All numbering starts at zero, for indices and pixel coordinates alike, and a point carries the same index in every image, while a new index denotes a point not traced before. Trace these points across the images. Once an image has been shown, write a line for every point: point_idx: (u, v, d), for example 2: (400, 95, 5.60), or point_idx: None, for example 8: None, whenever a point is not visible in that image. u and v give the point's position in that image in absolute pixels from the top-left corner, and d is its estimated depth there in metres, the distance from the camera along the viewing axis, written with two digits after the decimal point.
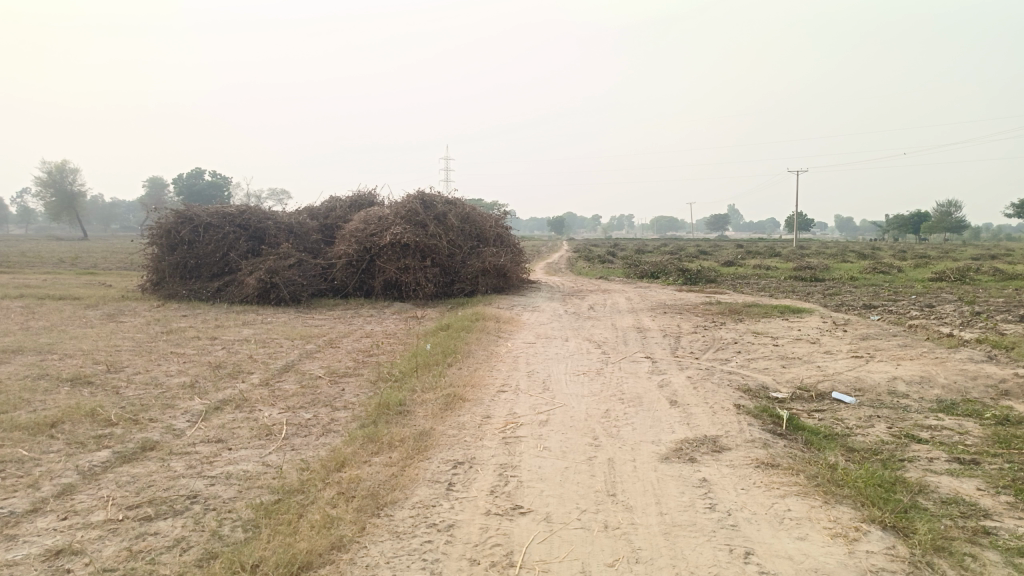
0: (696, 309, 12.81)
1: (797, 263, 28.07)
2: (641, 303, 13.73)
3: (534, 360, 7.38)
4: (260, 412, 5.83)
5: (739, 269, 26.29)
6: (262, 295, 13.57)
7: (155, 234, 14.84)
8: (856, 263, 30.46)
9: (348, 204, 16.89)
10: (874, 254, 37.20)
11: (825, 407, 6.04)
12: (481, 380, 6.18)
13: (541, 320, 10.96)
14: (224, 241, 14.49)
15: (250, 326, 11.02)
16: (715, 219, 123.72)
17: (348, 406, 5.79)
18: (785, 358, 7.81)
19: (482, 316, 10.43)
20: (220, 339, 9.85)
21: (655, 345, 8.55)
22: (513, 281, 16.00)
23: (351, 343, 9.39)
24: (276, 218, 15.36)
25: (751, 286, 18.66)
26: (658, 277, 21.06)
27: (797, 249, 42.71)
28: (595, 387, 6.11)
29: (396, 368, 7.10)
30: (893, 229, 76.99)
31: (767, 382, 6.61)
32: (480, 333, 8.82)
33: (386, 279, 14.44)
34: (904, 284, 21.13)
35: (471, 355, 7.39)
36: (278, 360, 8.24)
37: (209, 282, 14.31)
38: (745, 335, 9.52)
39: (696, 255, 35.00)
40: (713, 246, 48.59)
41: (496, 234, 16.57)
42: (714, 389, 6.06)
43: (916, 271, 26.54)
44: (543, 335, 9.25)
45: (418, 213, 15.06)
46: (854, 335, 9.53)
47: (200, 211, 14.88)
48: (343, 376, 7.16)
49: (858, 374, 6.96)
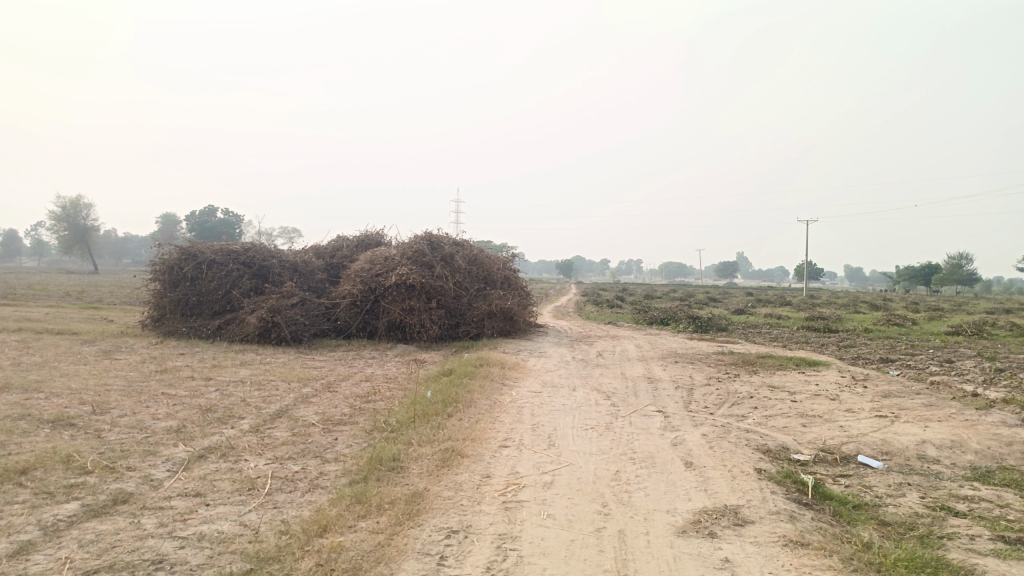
0: (708, 358, 12.41)
1: (809, 313, 27.65)
2: (651, 351, 13.33)
3: (540, 412, 6.99)
4: (245, 463, 5.45)
5: (750, 318, 25.89)
6: (263, 335, 13.25)
7: (158, 269, 14.61)
8: (869, 314, 29.98)
9: (355, 243, 16.69)
10: (886, 305, 36.77)
11: (851, 472, 5.62)
12: (482, 433, 5.80)
13: (547, 367, 10.57)
14: (228, 278, 14.26)
15: (248, 367, 10.68)
16: (723, 267, 123.59)
17: (339, 459, 5.41)
18: (804, 416, 7.39)
19: (487, 362, 10.06)
20: (215, 379, 9.51)
21: (667, 398, 8.14)
22: (520, 325, 15.65)
23: (350, 387, 9.03)
24: (281, 256, 15.19)
25: (763, 336, 18.25)
26: (668, 324, 20.66)
27: (808, 299, 42.25)
28: (603, 444, 5.72)
29: (394, 416, 6.72)
30: (904, 280, 76.43)
31: (787, 443, 6.20)
32: (484, 380, 8.45)
33: (390, 320, 14.11)
34: (920, 336, 20.64)
35: (473, 405, 7.02)
36: (272, 404, 7.88)
37: (210, 319, 14.03)
38: (761, 389, 9.10)
39: (706, 301, 34.67)
40: (722, 294, 48.27)
41: (504, 276, 16.29)
42: (731, 450, 5.65)
43: (930, 323, 26.03)
44: (549, 383, 8.86)
45: (425, 254, 14.84)
46: (874, 391, 9.10)
47: (205, 247, 14.70)
48: (337, 424, 6.79)
49: (885, 435, 6.55)
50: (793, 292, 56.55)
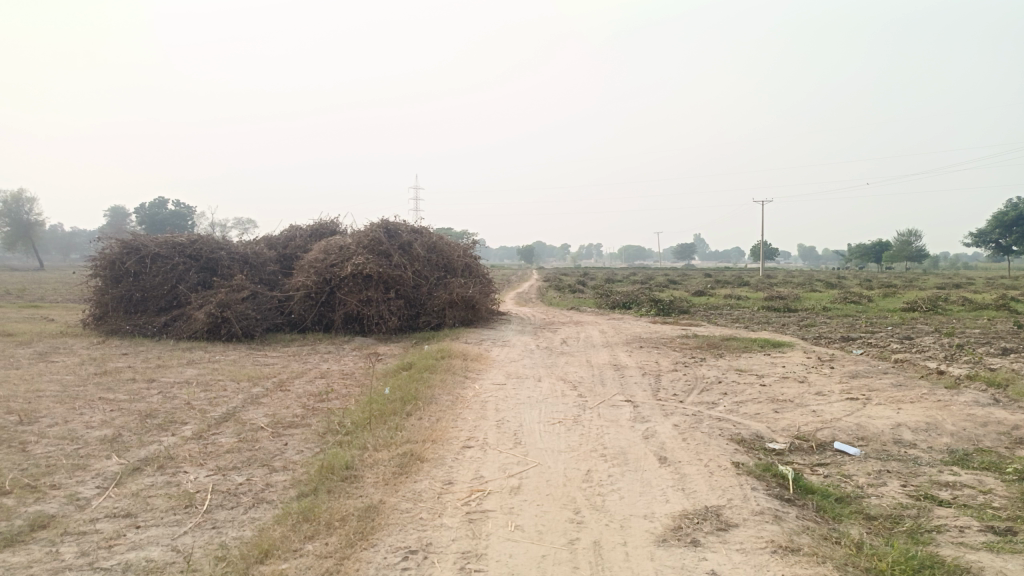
0: (673, 342, 12.22)
1: (769, 292, 27.85)
2: (615, 336, 13.09)
3: (504, 407, 6.64)
4: (185, 476, 5.00)
5: (711, 299, 25.95)
6: (212, 331, 12.66)
7: (99, 265, 13.85)
8: (825, 292, 30.31)
9: (308, 233, 16.08)
10: (841, 283, 37.42)
11: (828, 460, 5.41)
12: (443, 433, 5.43)
13: (511, 357, 10.22)
14: (174, 272, 13.57)
15: (195, 366, 10.12)
16: (682, 249, 124.86)
17: (288, 467, 4.99)
18: (776, 401, 7.19)
19: (448, 354, 9.67)
20: (158, 381, 8.94)
21: (635, 386, 7.87)
22: (482, 314, 15.29)
23: (303, 385, 8.57)
24: (231, 248, 14.53)
25: (726, 317, 18.20)
26: (631, 308, 20.49)
27: (767, 279, 42.67)
28: (572, 440, 5.40)
29: (348, 417, 6.30)
30: (857, 258, 78.00)
31: (761, 431, 5.97)
32: (446, 374, 8.07)
33: (347, 312, 13.61)
34: (878, 314, 20.87)
35: (433, 401, 6.63)
36: (219, 407, 7.38)
37: (156, 316, 13.35)
38: (729, 373, 8.90)
39: (667, 284, 34.80)
40: (682, 276, 48.64)
41: (464, 263, 15.88)
42: (706, 442, 5.39)
43: (886, 300, 26.45)
44: (513, 375, 8.52)
45: (382, 242, 14.35)
46: (842, 372, 8.97)
47: (148, 240, 13.98)
48: (288, 427, 6.35)
49: (859, 419, 6.36)
50: (750, 273, 57.09)
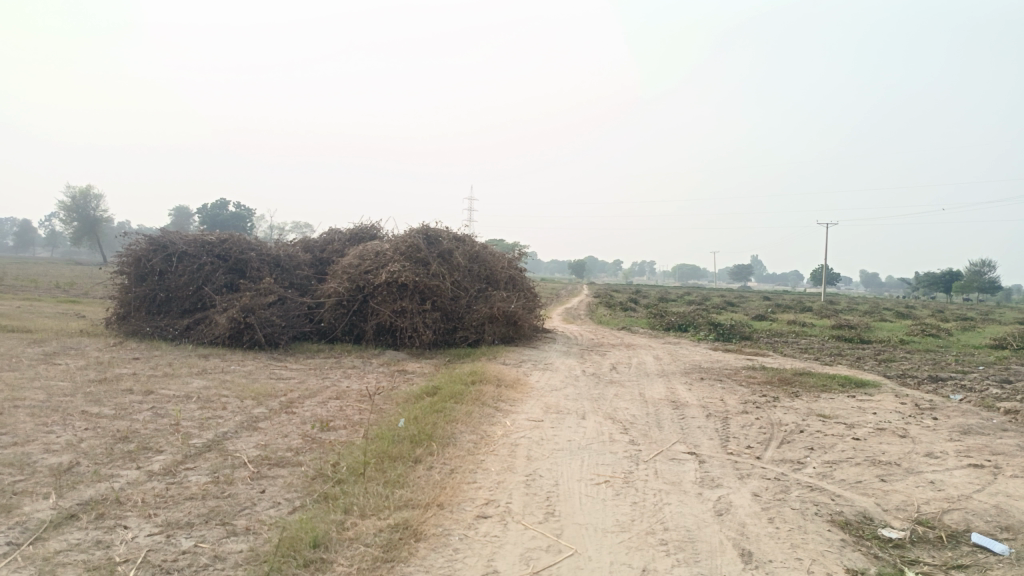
0: (739, 375, 10.78)
1: (837, 320, 25.96)
2: (671, 364, 11.67)
3: (539, 455, 5.40)
4: (120, 534, 3.91)
5: (774, 325, 24.25)
6: (234, 337, 11.76)
7: (125, 261, 13.14)
8: (899, 324, 27.98)
9: (347, 237, 15.14)
10: (911, 312, 35.17)
11: (969, 561, 4.00)
12: (456, 495, 4.22)
13: (552, 385, 8.95)
14: (200, 272, 12.73)
15: (203, 377, 9.15)
16: (737, 271, 121.79)
17: (250, 533, 3.87)
18: (879, 464, 5.76)
19: (480, 378, 8.45)
20: (156, 394, 7.98)
21: (699, 433, 6.53)
22: (525, 331, 14.07)
23: (312, 407, 7.47)
24: (262, 249, 13.67)
25: (793, 347, 16.57)
26: (687, 331, 18.96)
27: (833, 305, 40.16)
28: (621, 513, 4.14)
29: (345, 458, 5.15)
30: (926, 287, 74.18)
31: (868, 512, 4.59)
32: (474, 406, 6.86)
33: (379, 323, 12.55)
34: (963, 350, 18.88)
35: (452, 443, 5.43)
36: (207, 432, 6.33)
37: (178, 318, 12.52)
38: (811, 420, 7.46)
39: (725, 306, 33.08)
40: (738, 297, 46.64)
41: (509, 276, 14.69)
42: (801, 530, 4.06)
43: (967, 335, 24.30)
44: (552, 409, 7.25)
45: (420, 250, 13.32)
46: (951, 426, 7.43)
47: (177, 238, 13.21)
48: (273, 466, 5.22)
49: (996, 498, 4.90)
50: (814, 298, 54.38)
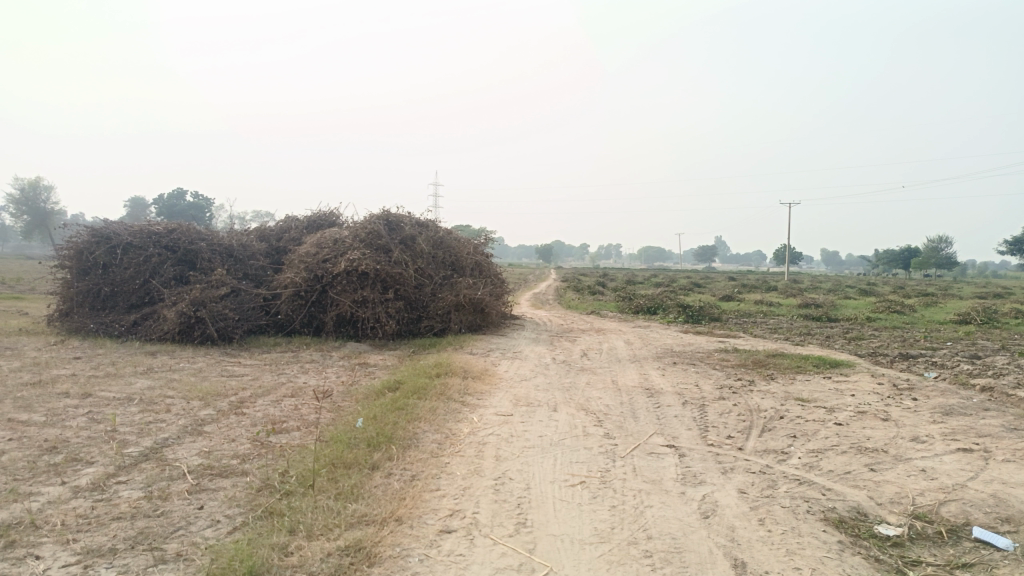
0: (712, 358, 10.51)
1: (804, 298, 26.04)
2: (643, 349, 11.35)
3: (509, 455, 5.00)
4: (29, 566, 3.40)
5: (742, 306, 24.20)
6: (185, 333, 11.14)
7: (65, 254, 12.38)
8: (864, 301, 28.22)
9: (305, 224, 14.51)
10: (874, 289, 35.63)
11: (974, 559, 3.70)
12: (417, 507, 3.79)
13: (521, 375, 8.55)
14: (147, 265, 12.05)
15: (148, 376, 8.56)
16: (702, 252, 122.80)
17: (182, 560, 3.40)
18: (865, 451, 5.47)
19: (445, 370, 8.02)
20: (95, 397, 7.39)
21: (677, 423, 6.19)
22: (493, 318, 13.65)
23: (265, 407, 6.96)
24: (214, 239, 13.00)
25: (763, 328, 16.42)
26: (656, 313, 18.74)
27: (798, 284, 40.44)
28: (600, 521, 3.76)
29: (295, 466, 4.68)
30: (885, 264, 75.44)
31: (861, 507, 4.28)
32: (439, 402, 6.42)
33: (339, 314, 12.02)
34: (929, 326, 18.96)
35: (414, 444, 5.00)
36: (147, 438, 5.79)
37: (125, 313, 11.84)
38: (790, 405, 7.18)
39: (692, 287, 33.07)
40: (704, 278, 46.79)
41: (474, 262, 14.23)
42: (795, 532, 3.72)
43: (931, 310, 24.52)
44: (522, 402, 6.85)
45: (380, 236, 12.79)
46: (932, 407, 7.21)
47: (122, 228, 12.47)
48: (216, 477, 4.73)
49: (992, 486, 4.63)
50: (780, 278, 54.78)
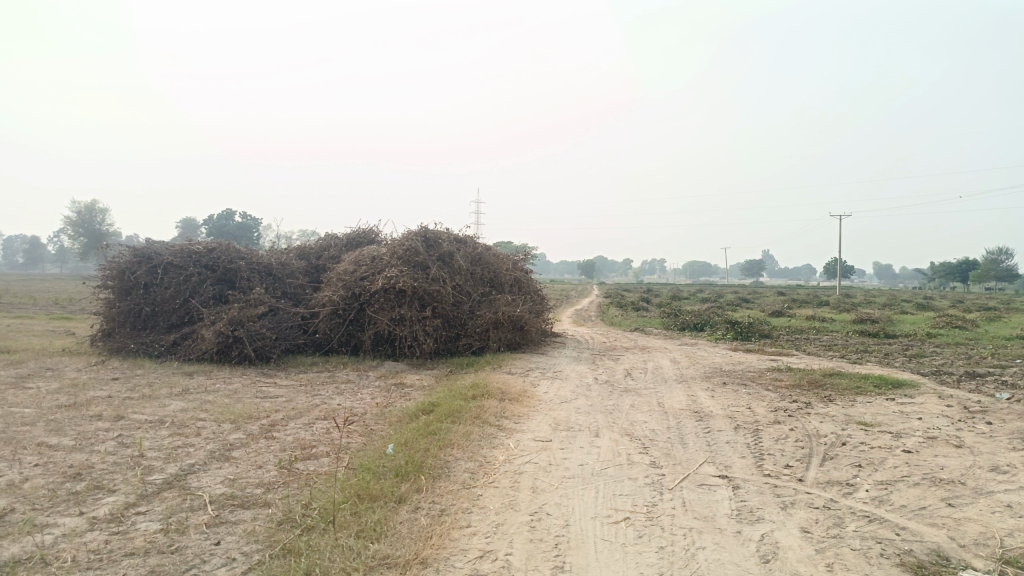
0: (764, 378, 9.99)
1: (858, 313, 25.06)
2: (689, 368, 10.86)
3: (547, 486, 4.64)
4: None
5: (792, 321, 23.37)
6: (223, 352, 11.08)
7: (109, 275, 12.48)
8: (921, 315, 27.08)
9: (344, 242, 14.43)
10: (930, 304, 34.28)
11: None
12: (444, 547, 3.47)
13: (562, 396, 8.17)
14: (187, 284, 12.07)
15: (182, 398, 8.44)
16: (748, 266, 120.64)
17: None
18: (941, 483, 4.96)
19: (482, 392, 7.70)
20: (127, 420, 7.26)
21: (729, 451, 5.75)
22: (533, 336, 13.31)
23: (295, 431, 6.73)
24: (253, 258, 12.98)
25: (815, 344, 15.74)
26: (703, 330, 18.16)
27: (849, 298, 39.17)
28: (646, 565, 3.38)
29: (320, 497, 4.41)
30: (941, 277, 72.84)
31: (943, 550, 3.80)
32: (475, 427, 6.11)
33: (377, 332, 11.83)
34: (994, 342, 17.96)
35: (445, 474, 4.68)
36: (173, 464, 5.60)
37: (165, 333, 11.85)
38: (852, 430, 6.66)
39: (739, 303, 32.21)
40: (750, 294, 45.76)
41: (513, 278, 13.94)
42: None
43: (994, 325, 23.34)
44: (562, 426, 6.49)
45: (418, 253, 12.60)
46: (1011, 432, 6.60)
47: (163, 248, 12.53)
48: (237, 508, 4.49)
49: None
50: (831, 292, 53.18)
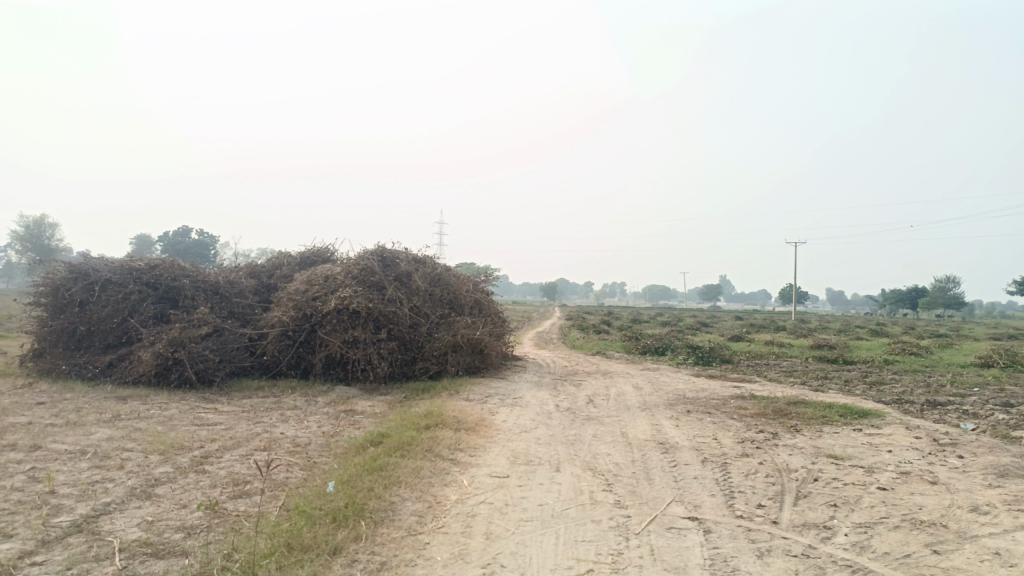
0: (729, 407, 9.70)
1: (817, 339, 25.18)
2: (653, 395, 10.52)
3: (502, 531, 4.20)
4: None
5: (754, 347, 23.35)
6: (162, 375, 10.41)
7: (41, 291, 11.70)
8: (877, 342, 27.34)
9: (297, 260, 13.85)
10: (884, 330, 34.77)
11: None
12: None
13: (521, 426, 7.74)
14: (126, 302, 11.38)
15: (111, 425, 7.78)
16: (707, 291, 122.18)
17: None
18: (922, 526, 4.65)
19: (437, 421, 7.23)
20: (44, 450, 6.60)
21: (698, 488, 5.38)
22: (492, 360, 12.87)
23: (230, 464, 6.17)
24: (199, 275, 12.33)
25: (777, 371, 15.60)
26: (665, 355, 17.94)
27: (806, 324, 39.58)
28: None
29: (245, 546, 3.90)
30: (893, 304, 74.56)
31: None
32: (426, 461, 5.63)
33: (328, 355, 11.28)
34: (951, 370, 18.07)
35: (389, 519, 4.20)
36: (86, 503, 5.00)
37: (100, 354, 11.12)
38: (823, 464, 6.36)
39: (700, 327, 32.25)
40: (710, 319, 46.02)
41: (473, 300, 13.52)
42: None
43: (948, 353, 23.62)
44: (521, 460, 6.05)
45: (374, 273, 12.12)
46: (985, 467, 6.37)
47: (102, 264, 11.84)
48: (150, 558, 3.94)
49: None
50: (788, 317, 53.91)
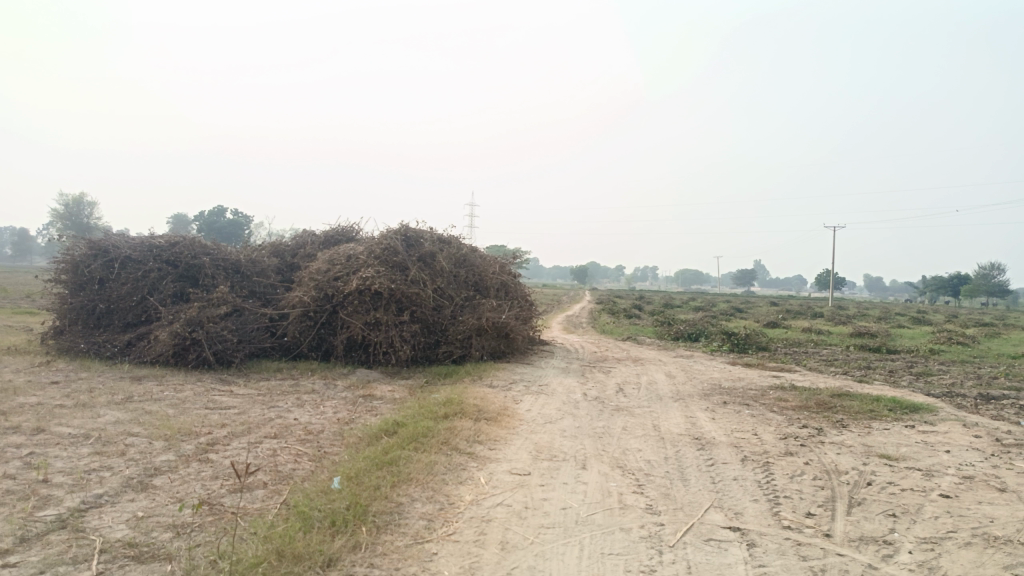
0: (768, 398, 9.13)
1: (859, 327, 24.24)
2: (686, 384, 9.98)
3: (520, 540, 3.75)
4: None
5: (792, 334, 22.57)
6: (179, 356, 10.17)
7: (61, 268, 11.51)
8: (921, 330, 26.31)
9: (321, 240, 13.52)
10: (927, 319, 33.51)
11: None
12: None
13: (546, 416, 7.28)
14: (145, 280, 11.15)
15: (121, 407, 7.50)
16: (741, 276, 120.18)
17: None
18: (995, 543, 4.10)
19: (456, 411, 6.81)
20: (46, 434, 6.31)
21: (739, 492, 4.87)
22: (518, 344, 12.42)
23: (236, 453, 5.81)
24: (220, 253, 12.05)
25: (817, 360, 14.88)
26: (698, 341, 17.32)
27: (844, 311, 38.43)
28: None
29: (234, 552, 3.51)
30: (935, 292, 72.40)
31: None
32: (441, 456, 5.20)
33: (350, 337, 10.94)
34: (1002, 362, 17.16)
35: (394, 526, 3.78)
36: (76, 495, 4.66)
37: (119, 332, 10.92)
38: (876, 466, 5.80)
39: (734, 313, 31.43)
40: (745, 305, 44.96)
41: (500, 282, 13.06)
42: None
43: (997, 343, 22.57)
44: (544, 455, 5.60)
45: (397, 253, 11.72)
46: None
47: (122, 241, 11.63)
48: (132, 563, 3.57)
49: None
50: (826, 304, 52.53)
